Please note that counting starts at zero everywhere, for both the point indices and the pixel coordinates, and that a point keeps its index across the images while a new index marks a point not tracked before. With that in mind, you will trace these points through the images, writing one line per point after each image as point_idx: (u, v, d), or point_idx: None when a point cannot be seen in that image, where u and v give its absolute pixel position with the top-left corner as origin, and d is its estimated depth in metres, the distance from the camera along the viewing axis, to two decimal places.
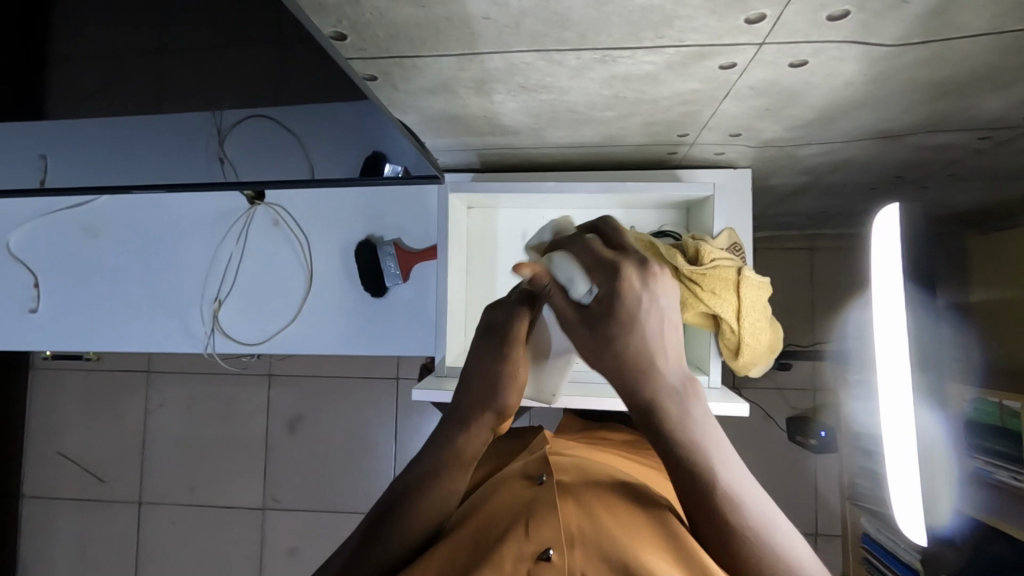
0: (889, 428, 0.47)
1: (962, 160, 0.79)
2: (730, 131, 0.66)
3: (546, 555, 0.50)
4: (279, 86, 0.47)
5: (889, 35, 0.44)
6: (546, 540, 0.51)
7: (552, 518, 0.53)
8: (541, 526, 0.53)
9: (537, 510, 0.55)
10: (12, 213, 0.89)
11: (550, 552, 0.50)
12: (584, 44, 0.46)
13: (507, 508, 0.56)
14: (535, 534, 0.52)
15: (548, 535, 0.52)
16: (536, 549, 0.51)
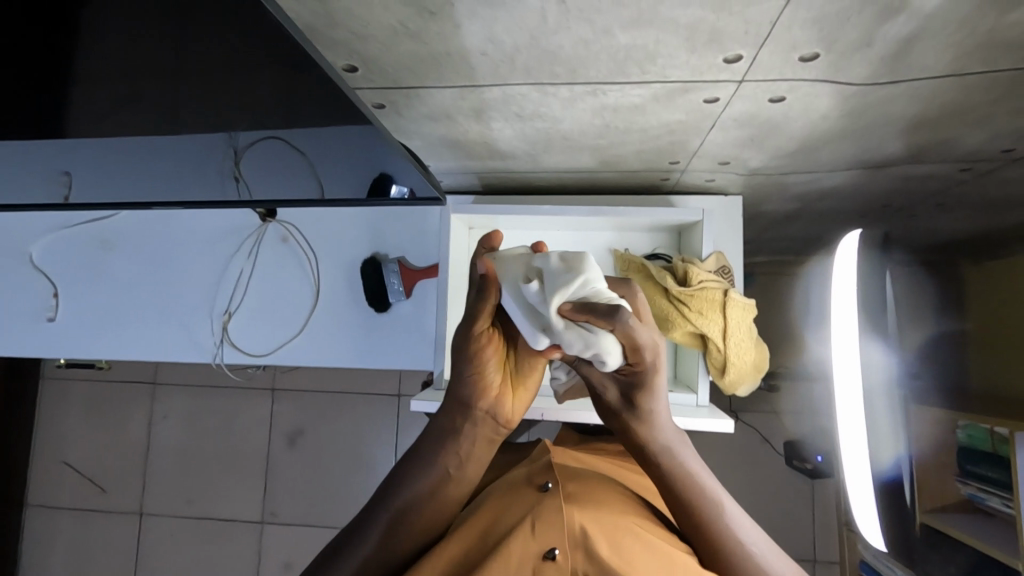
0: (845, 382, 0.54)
1: (947, 189, 0.82)
2: (718, 159, 0.69)
3: (552, 555, 0.51)
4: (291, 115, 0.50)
5: (857, 74, 0.47)
6: (551, 541, 0.52)
7: (557, 522, 0.54)
8: (545, 528, 0.53)
9: (543, 514, 0.55)
10: (35, 225, 0.93)
11: (555, 552, 0.51)
12: (575, 77, 0.50)
13: (516, 508, 0.57)
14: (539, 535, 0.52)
15: (553, 536, 0.53)
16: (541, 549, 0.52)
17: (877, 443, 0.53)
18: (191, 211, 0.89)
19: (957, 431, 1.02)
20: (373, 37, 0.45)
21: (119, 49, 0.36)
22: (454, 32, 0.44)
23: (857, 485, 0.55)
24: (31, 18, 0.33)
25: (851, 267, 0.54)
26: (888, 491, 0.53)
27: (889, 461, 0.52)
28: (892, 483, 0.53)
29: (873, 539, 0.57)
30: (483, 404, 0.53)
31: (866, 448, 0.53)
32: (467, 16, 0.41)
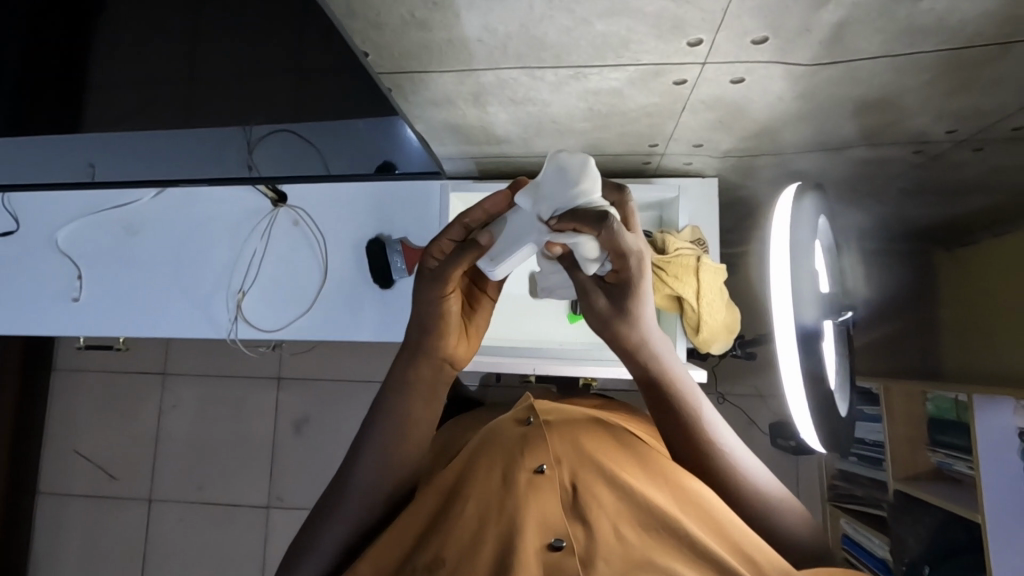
0: (774, 251, 0.58)
1: (907, 173, 0.89)
2: (693, 142, 0.76)
3: (541, 470, 0.58)
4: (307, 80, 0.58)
5: (804, 57, 0.54)
6: (538, 460, 0.59)
7: (543, 446, 0.61)
8: (533, 450, 0.61)
9: (528, 442, 0.62)
10: (63, 212, 1.00)
11: (543, 467, 0.58)
12: (560, 62, 0.57)
13: (505, 437, 0.64)
14: (529, 456, 0.60)
15: (540, 456, 0.60)
16: (531, 466, 0.58)
17: (801, 297, 0.54)
18: (208, 196, 0.96)
19: (926, 403, 1.08)
20: (386, 25, 0.52)
21: None
22: (454, 20, 0.51)
23: (783, 345, 0.56)
24: None
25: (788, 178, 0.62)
26: (809, 345, 0.53)
27: (810, 315, 0.54)
28: (812, 336, 0.53)
29: (803, 409, 0.55)
30: (441, 352, 0.56)
31: (789, 304, 0.55)
32: (466, 6, 0.48)
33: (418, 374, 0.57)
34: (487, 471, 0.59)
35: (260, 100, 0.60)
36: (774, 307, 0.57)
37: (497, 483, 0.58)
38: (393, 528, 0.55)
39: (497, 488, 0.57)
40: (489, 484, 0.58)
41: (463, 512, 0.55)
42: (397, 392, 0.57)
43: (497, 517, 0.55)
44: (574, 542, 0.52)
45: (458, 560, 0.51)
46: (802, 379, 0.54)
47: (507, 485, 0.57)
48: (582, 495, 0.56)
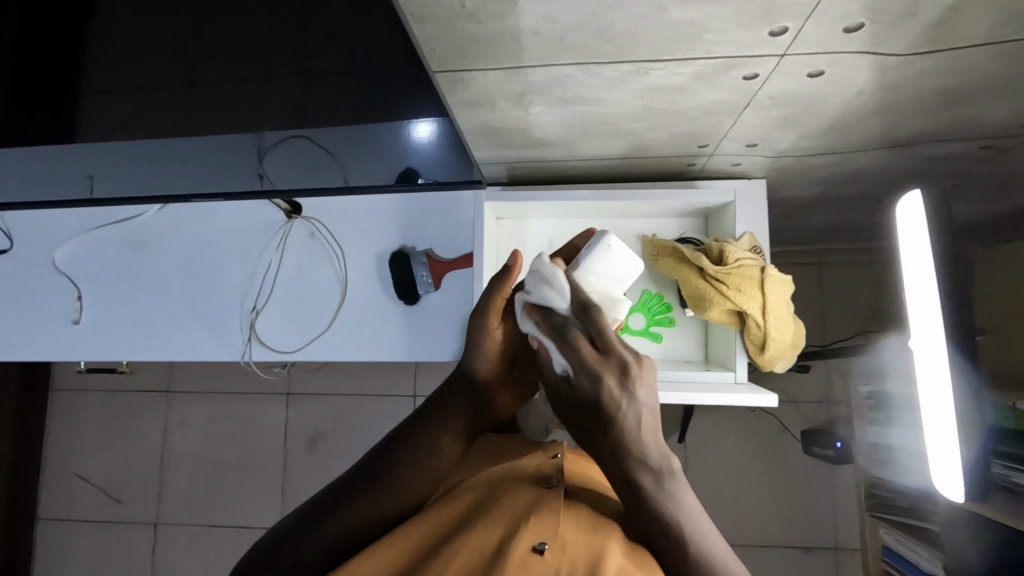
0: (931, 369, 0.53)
1: (968, 169, 0.83)
2: (748, 142, 0.70)
3: (541, 550, 0.50)
4: None
5: (899, 46, 0.48)
6: (541, 537, 0.52)
7: (552, 520, 0.53)
8: (539, 523, 0.53)
9: (537, 514, 0.54)
10: (62, 228, 0.93)
11: (545, 547, 0.50)
12: (622, 57, 0.51)
13: (518, 499, 0.58)
14: (531, 527, 0.53)
15: (544, 534, 0.52)
16: (529, 543, 0.51)
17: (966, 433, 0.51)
18: (218, 209, 0.89)
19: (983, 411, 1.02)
20: (430, 17, 0.45)
21: None
22: (511, 11, 0.44)
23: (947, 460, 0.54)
24: None
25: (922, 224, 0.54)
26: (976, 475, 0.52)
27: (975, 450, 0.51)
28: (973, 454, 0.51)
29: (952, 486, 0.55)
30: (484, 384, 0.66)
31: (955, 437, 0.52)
32: None
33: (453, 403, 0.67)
34: (482, 533, 0.54)
35: None
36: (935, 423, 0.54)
37: (485, 551, 0.52)
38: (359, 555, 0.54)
39: (486, 557, 0.51)
40: (477, 553, 0.52)
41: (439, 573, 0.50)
42: (436, 413, 0.66)
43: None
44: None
45: None
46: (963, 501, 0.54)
47: (498, 555, 0.51)
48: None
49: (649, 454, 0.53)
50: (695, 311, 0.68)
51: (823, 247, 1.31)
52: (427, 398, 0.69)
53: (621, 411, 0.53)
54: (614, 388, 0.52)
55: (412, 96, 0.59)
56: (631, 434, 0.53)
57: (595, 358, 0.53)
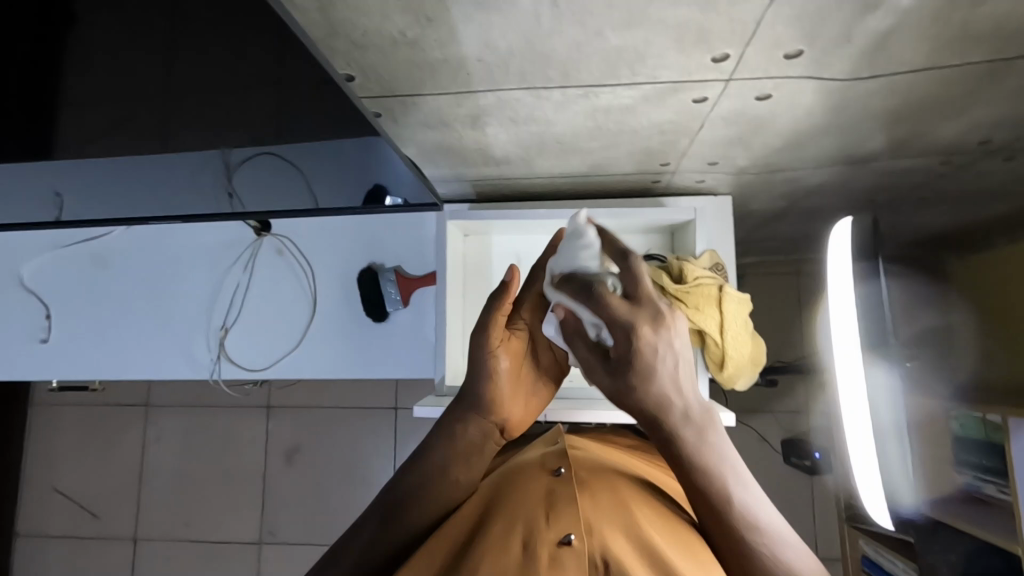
0: (848, 412, 0.48)
1: (931, 183, 0.84)
2: (707, 159, 0.71)
3: (569, 540, 0.43)
4: (288, 120, 0.52)
5: (839, 70, 0.49)
6: (565, 528, 0.45)
7: (572, 508, 0.46)
8: (560, 513, 0.46)
9: (556, 505, 0.47)
10: (29, 247, 0.93)
11: (572, 536, 0.44)
12: (568, 81, 0.51)
13: (526, 488, 0.51)
14: (553, 519, 0.45)
15: (566, 521, 0.45)
16: (555, 535, 0.44)
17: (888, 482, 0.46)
18: (186, 228, 0.89)
19: (952, 421, 1.04)
20: (372, 45, 0.46)
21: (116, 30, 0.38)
22: (451, 39, 0.45)
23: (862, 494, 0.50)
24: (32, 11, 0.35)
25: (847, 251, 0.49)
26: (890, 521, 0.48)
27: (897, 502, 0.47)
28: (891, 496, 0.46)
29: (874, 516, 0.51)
30: (495, 409, 0.57)
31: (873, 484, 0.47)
32: (465, 21, 0.42)
33: (470, 427, 0.57)
34: (502, 535, 0.45)
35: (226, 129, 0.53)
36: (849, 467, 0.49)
37: (511, 554, 0.44)
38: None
39: (511, 561, 0.43)
40: (504, 555, 0.44)
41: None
42: (441, 439, 0.57)
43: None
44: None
45: None
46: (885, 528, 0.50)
47: (525, 560, 0.43)
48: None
49: (687, 410, 0.46)
50: None
51: (799, 257, 1.31)
52: (435, 430, 0.58)
53: (658, 358, 0.43)
54: (649, 336, 0.42)
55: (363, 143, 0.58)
56: (665, 390, 0.44)
57: (627, 308, 0.43)
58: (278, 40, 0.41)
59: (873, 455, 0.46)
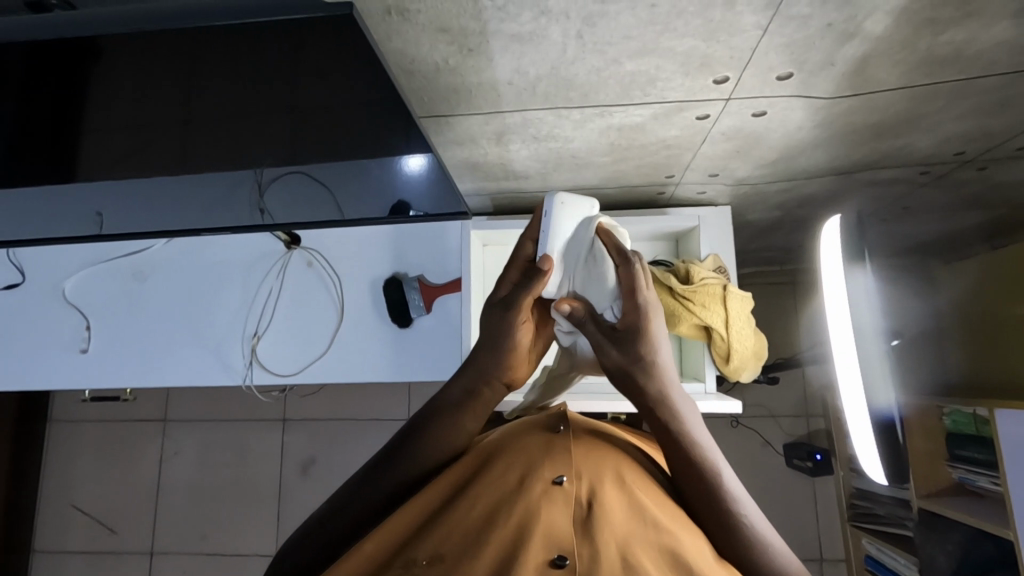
0: (835, 324, 0.51)
1: (914, 192, 0.91)
2: (708, 171, 0.77)
3: (559, 481, 0.49)
4: (304, 140, 0.57)
5: (825, 89, 0.56)
6: (558, 469, 0.50)
7: (564, 455, 0.51)
8: (553, 458, 0.51)
9: (552, 451, 0.52)
10: (70, 262, 0.98)
11: (563, 478, 0.49)
12: (587, 101, 0.58)
13: (522, 433, 0.55)
14: (548, 462, 0.51)
15: (558, 465, 0.50)
16: (550, 475, 0.50)
17: (870, 379, 0.47)
18: (221, 241, 0.95)
19: (945, 417, 1.10)
20: (418, 72, 0.52)
21: (138, 66, 0.42)
22: (487, 66, 0.51)
23: (861, 439, 0.50)
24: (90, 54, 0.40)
25: (834, 234, 0.52)
26: (888, 433, 0.47)
27: (883, 401, 0.46)
28: (889, 427, 0.46)
29: (872, 467, 0.51)
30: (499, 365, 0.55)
31: (862, 393, 0.48)
32: (500, 51, 0.49)
33: (479, 390, 0.56)
34: (500, 472, 0.50)
35: (268, 148, 0.59)
36: (841, 379, 0.50)
37: (507, 485, 0.50)
38: (391, 520, 0.49)
39: (507, 496, 0.49)
40: (500, 483, 0.50)
41: (464, 511, 0.48)
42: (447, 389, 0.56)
43: (500, 530, 0.46)
44: (578, 561, 0.45)
45: (459, 555, 0.46)
46: (886, 479, 0.49)
47: (519, 489, 0.49)
48: (600, 517, 0.47)
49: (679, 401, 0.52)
50: (666, 327, 0.74)
51: (794, 267, 1.38)
52: (439, 395, 0.57)
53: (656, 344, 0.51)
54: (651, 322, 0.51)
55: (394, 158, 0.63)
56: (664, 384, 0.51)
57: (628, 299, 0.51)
58: (284, 68, 0.43)
59: (855, 354, 0.48)
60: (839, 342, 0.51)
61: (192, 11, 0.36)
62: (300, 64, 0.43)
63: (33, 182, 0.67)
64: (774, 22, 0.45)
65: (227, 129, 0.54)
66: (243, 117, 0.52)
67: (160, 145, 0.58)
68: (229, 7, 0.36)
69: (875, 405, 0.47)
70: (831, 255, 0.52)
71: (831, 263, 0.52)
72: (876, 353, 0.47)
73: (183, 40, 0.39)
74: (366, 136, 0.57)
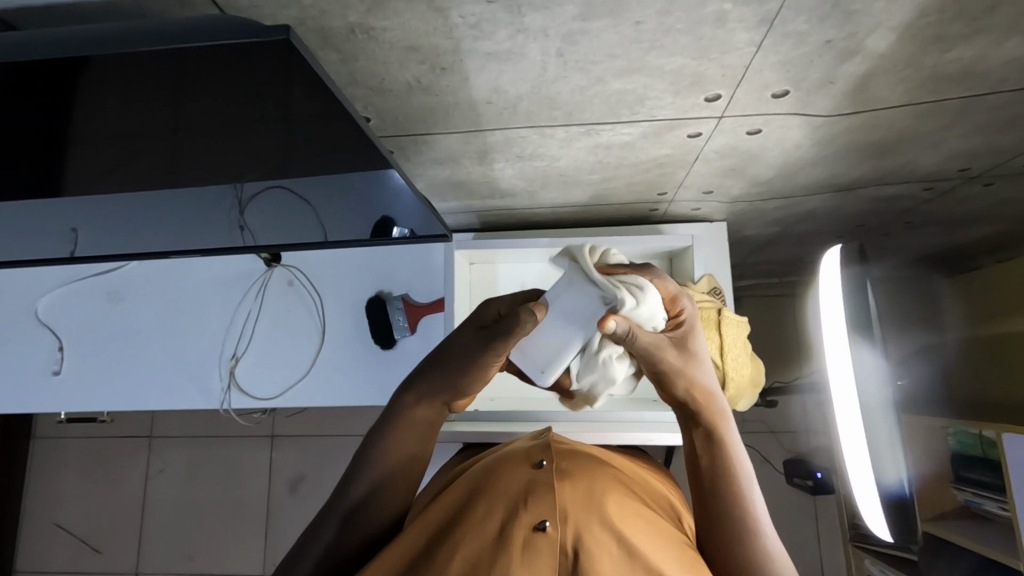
0: (842, 394, 0.49)
1: (917, 208, 0.87)
2: (702, 189, 0.74)
3: (543, 527, 0.45)
4: (286, 162, 0.54)
5: (825, 107, 0.53)
6: (541, 513, 0.46)
7: (548, 496, 0.47)
8: (536, 501, 0.47)
9: (534, 492, 0.48)
10: (43, 281, 0.95)
11: (547, 523, 0.45)
12: (572, 120, 0.55)
13: (503, 472, 0.51)
14: (531, 506, 0.46)
15: (541, 508, 0.46)
16: (531, 520, 0.45)
17: (878, 452, 0.45)
18: (198, 259, 0.91)
19: (949, 438, 1.06)
20: (390, 91, 0.49)
21: (116, 92, 0.40)
22: (463, 85, 0.48)
23: (868, 506, 0.48)
24: (56, 79, 0.37)
25: (836, 281, 0.51)
26: (896, 507, 0.45)
27: (893, 477, 0.44)
28: (897, 501, 0.44)
29: (880, 532, 0.49)
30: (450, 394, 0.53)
31: (867, 462, 0.46)
32: (477, 70, 0.46)
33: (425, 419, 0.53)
34: (479, 518, 0.46)
35: (249, 168, 0.56)
36: (849, 453, 0.48)
37: (487, 535, 0.45)
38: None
39: (487, 546, 0.45)
40: (479, 531, 0.45)
41: (440, 567, 0.44)
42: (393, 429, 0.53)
43: None
44: None
45: None
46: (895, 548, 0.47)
47: (498, 538, 0.45)
48: (587, 568, 0.43)
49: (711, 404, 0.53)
50: None
51: (793, 280, 1.35)
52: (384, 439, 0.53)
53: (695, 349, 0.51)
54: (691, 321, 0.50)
55: (372, 180, 0.60)
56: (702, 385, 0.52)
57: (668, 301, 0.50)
58: (259, 98, 0.40)
59: (862, 424, 0.46)
60: (845, 403, 0.49)
61: (161, 33, 0.33)
62: (279, 95, 0.40)
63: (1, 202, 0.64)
64: (768, 39, 0.42)
65: (210, 148, 0.51)
66: (230, 138, 0.49)
67: (142, 163, 0.56)
68: (173, 28, 0.33)
69: (882, 477, 0.45)
70: (836, 309, 0.51)
71: (837, 318, 0.50)
72: (885, 423, 0.45)
73: (162, 66, 0.36)
74: (349, 162, 0.54)
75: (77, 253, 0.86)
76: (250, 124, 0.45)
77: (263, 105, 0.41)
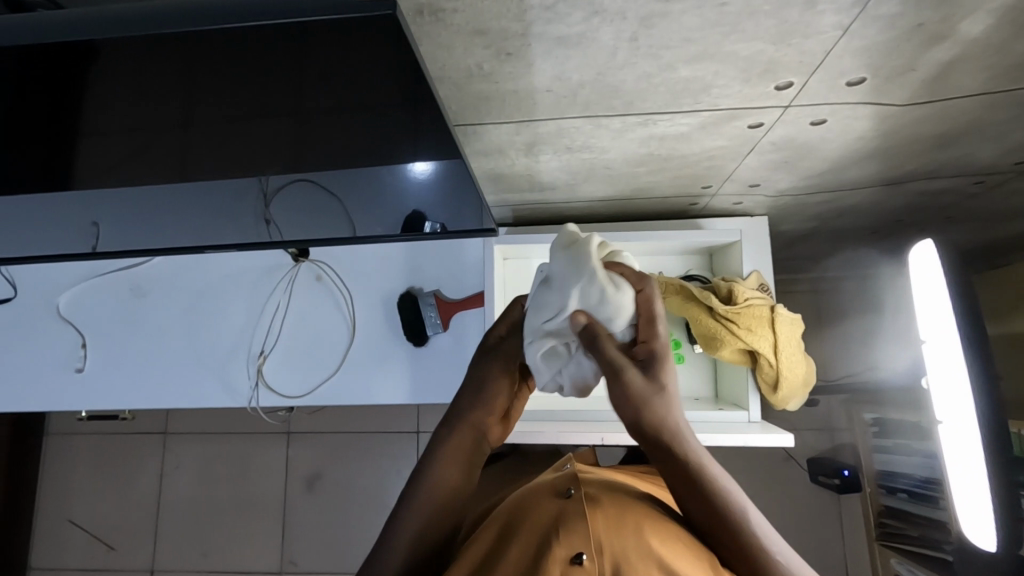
0: None
1: (960, 203, 0.85)
2: (749, 182, 0.72)
3: (580, 559, 0.43)
4: (303, 153, 0.51)
5: (898, 96, 0.50)
6: (575, 545, 0.44)
7: (581, 529, 0.46)
8: (568, 533, 0.45)
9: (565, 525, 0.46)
10: (65, 276, 0.93)
11: (583, 556, 0.43)
12: (630, 110, 0.52)
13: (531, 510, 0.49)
14: (563, 538, 0.45)
15: (576, 540, 0.45)
16: (565, 553, 0.44)
17: None
18: (222, 254, 0.89)
19: None
20: (448, 78, 0.47)
21: (126, 78, 0.37)
22: (524, 72, 0.46)
23: None
24: (57, 64, 0.35)
25: None
26: None
27: None
28: None
29: None
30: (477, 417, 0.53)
31: None
32: (543, 55, 0.44)
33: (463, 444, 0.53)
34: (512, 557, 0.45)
35: (275, 160, 0.53)
36: None
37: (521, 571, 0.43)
38: None
39: None
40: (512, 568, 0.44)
41: None
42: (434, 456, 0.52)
43: None
44: None
45: None
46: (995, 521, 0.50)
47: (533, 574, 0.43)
48: None
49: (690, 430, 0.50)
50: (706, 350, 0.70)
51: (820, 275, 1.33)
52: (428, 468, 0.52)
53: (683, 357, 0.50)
54: None
55: (416, 172, 0.58)
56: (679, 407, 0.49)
57: None
58: (294, 81, 0.37)
59: None
60: None
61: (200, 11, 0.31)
62: (307, 75, 0.37)
63: (14, 194, 0.62)
64: (858, 22, 0.40)
65: (223, 140, 0.48)
66: (241, 129, 0.46)
67: (150, 156, 0.53)
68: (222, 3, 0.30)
69: None
70: None
71: None
72: None
73: (179, 49, 0.33)
74: (378, 154, 0.51)
75: (100, 248, 0.84)
76: (265, 111, 0.42)
77: (288, 86, 0.38)
